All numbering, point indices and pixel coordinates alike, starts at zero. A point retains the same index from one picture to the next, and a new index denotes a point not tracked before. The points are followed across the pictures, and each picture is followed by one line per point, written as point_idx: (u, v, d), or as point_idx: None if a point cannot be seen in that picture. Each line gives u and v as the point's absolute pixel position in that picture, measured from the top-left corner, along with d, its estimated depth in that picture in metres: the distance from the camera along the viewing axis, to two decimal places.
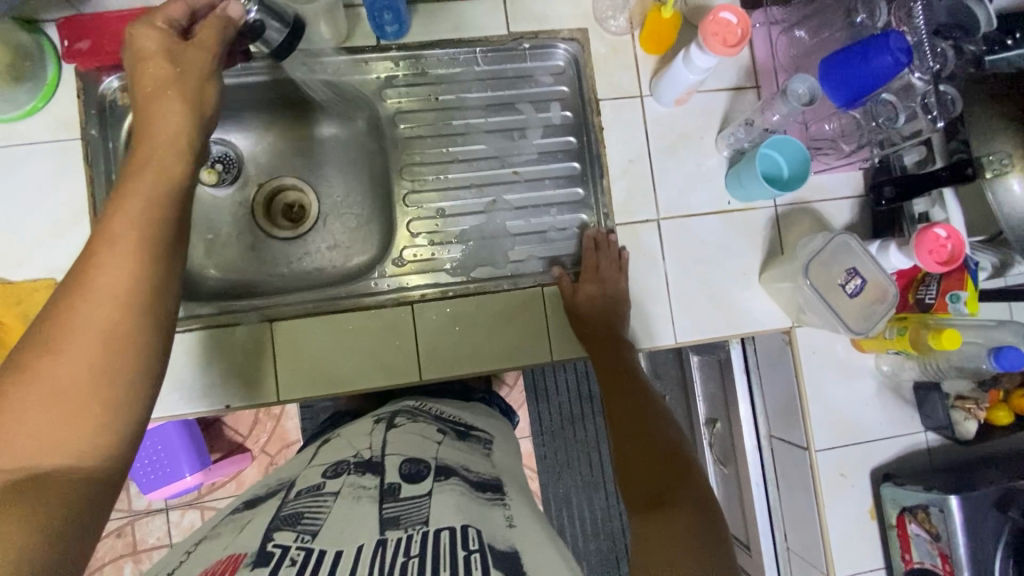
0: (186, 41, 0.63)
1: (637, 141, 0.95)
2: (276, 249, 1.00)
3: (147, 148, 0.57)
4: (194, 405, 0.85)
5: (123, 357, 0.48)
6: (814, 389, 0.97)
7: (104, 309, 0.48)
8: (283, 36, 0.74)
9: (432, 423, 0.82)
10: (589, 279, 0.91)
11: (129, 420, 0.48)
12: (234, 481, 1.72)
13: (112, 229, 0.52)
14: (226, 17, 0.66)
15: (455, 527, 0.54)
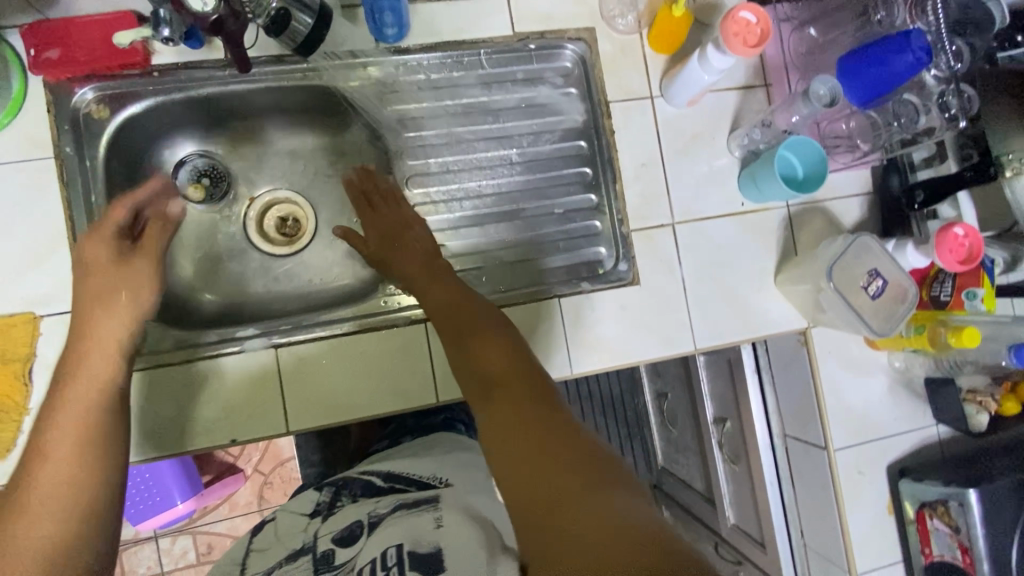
0: (135, 247, 0.78)
1: (649, 144, 0.92)
2: (273, 268, 0.94)
3: (93, 349, 0.69)
4: (194, 443, 0.79)
5: (81, 496, 0.59)
6: (831, 389, 0.97)
7: (67, 441, 0.62)
8: (310, 28, 0.73)
9: (380, 481, 0.81)
10: (380, 215, 0.86)
11: (107, 538, 0.60)
12: (227, 502, 1.67)
13: (62, 416, 0.64)
14: (165, 214, 0.81)
15: (380, 554, 0.61)
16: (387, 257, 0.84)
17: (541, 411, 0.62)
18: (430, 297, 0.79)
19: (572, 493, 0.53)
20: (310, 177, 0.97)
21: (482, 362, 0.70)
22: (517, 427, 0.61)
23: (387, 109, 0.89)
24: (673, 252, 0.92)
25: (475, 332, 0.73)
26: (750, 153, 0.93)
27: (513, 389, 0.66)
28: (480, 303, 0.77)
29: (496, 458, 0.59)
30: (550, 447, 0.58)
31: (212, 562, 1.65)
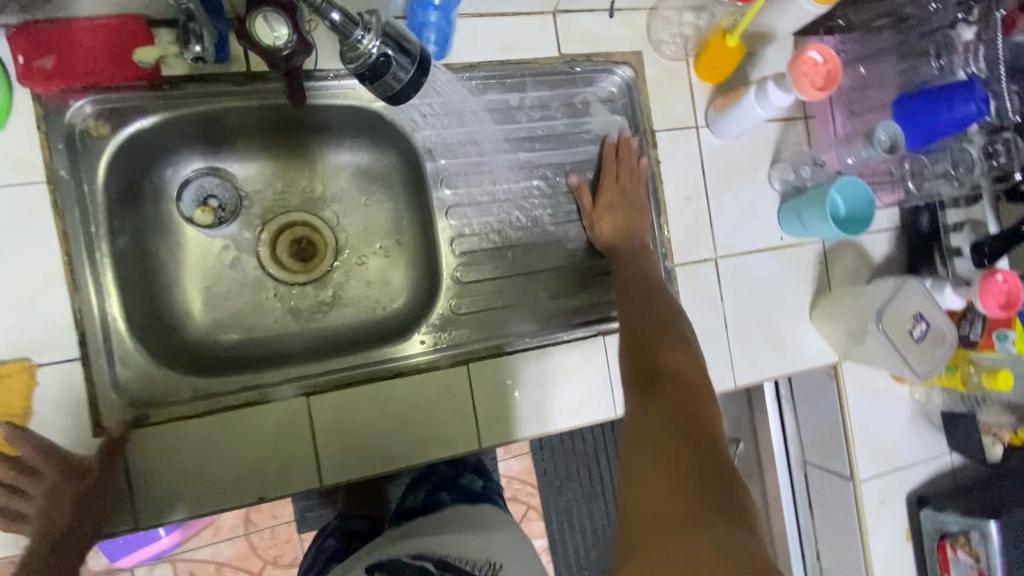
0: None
1: (692, 175, 0.89)
2: (291, 300, 0.86)
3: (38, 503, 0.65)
4: (218, 504, 0.71)
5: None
6: (858, 421, 0.99)
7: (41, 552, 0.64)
8: (409, 74, 0.62)
9: (415, 549, 0.75)
10: (609, 189, 0.85)
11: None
12: (210, 527, 1.57)
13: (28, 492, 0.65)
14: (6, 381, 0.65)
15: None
16: (594, 217, 0.85)
17: (705, 433, 0.59)
18: (633, 305, 0.77)
19: (680, 505, 0.52)
20: (331, 200, 0.89)
21: (638, 360, 0.71)
22: (664, 443, 0.58)
23: (422, 131, 0.82)
24: (715, 287, 0.90)
25: (664, 349, 0.70)
26: (791, 188, 0.92)
27: (671, 390, 0.65)
28: (659, 317, 0.75)
29: (634, 477, 0.56)
30: (688, 456, 0.56)
31: None
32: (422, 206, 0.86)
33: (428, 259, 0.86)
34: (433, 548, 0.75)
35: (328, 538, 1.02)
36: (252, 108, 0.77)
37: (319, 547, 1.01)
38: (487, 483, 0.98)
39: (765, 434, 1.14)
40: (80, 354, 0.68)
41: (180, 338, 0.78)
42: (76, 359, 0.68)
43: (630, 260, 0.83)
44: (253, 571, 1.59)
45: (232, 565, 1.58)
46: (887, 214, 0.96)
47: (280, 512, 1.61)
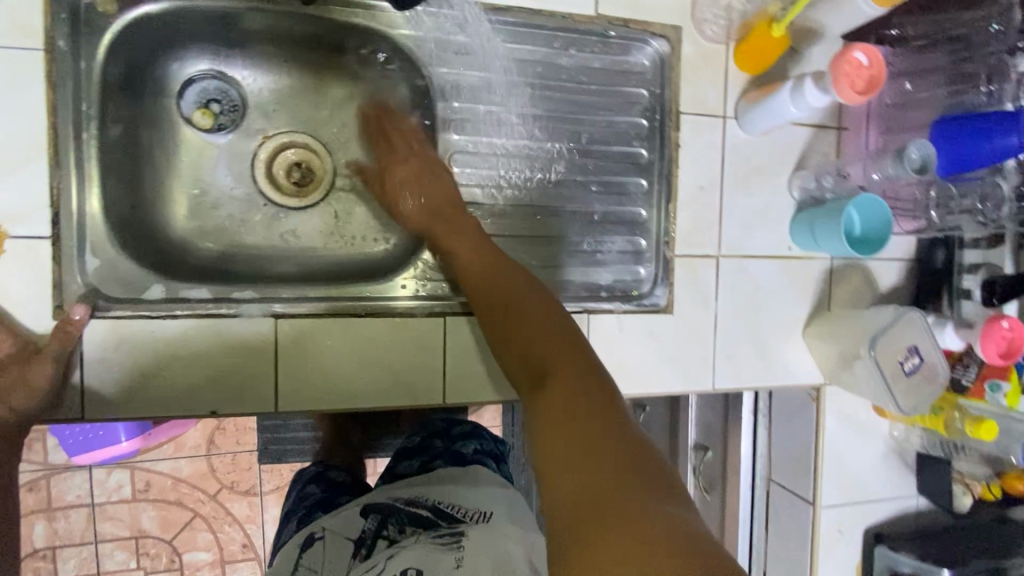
0: None
1: (710, 166, 0.86)
2: (279, 223, 0.84)
3: None
4: (169, 410, 0.70)
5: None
6: (830, 447, 0.96)
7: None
8: None
9: (412, 492, 0.82)
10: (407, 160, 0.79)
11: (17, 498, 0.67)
12: (172, 443, 1.58)
13: None
14: None
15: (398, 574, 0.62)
16: (442, 238, 0.75)
17: (596, 399, 0.53)
18: (482, 296, 0.69)
19: (613, 487, 0.45)
20: (336, 128, 0.86)
21: (525, 349, 0.62)
22: (565, 437, 0.50)
23: (439, 70, 0.79)
24: (712, 286, 0.87)
25: (545, 326, 0.63)
26: (810, 198, 0.88)
27: (560, 377, 0.56)
28: (537, 296, 0.67)
29: (545, 472, 0.49)
30: (589, 422, 0.51)
31: (146, 501, 1.57)
32: (427, 149, 0.83)
33: None
34: (426, 497, 0.80)
35: (310, 486, 1.00)
36: (268, 14, 0.75)
37: (301, 494, 0.99)
38: (480, 446, 0.98)
39: (735, 445, 1.11)
40: (52, 233, 0.66)
41: (158, 238, 0.76)
42: (47, 239, 0.66)
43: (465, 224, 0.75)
44: (208, 491, 1.61)
45: (189, 483, 1.60)
46: (900, 243, 0.93)
47: (244, 440, 1.62)
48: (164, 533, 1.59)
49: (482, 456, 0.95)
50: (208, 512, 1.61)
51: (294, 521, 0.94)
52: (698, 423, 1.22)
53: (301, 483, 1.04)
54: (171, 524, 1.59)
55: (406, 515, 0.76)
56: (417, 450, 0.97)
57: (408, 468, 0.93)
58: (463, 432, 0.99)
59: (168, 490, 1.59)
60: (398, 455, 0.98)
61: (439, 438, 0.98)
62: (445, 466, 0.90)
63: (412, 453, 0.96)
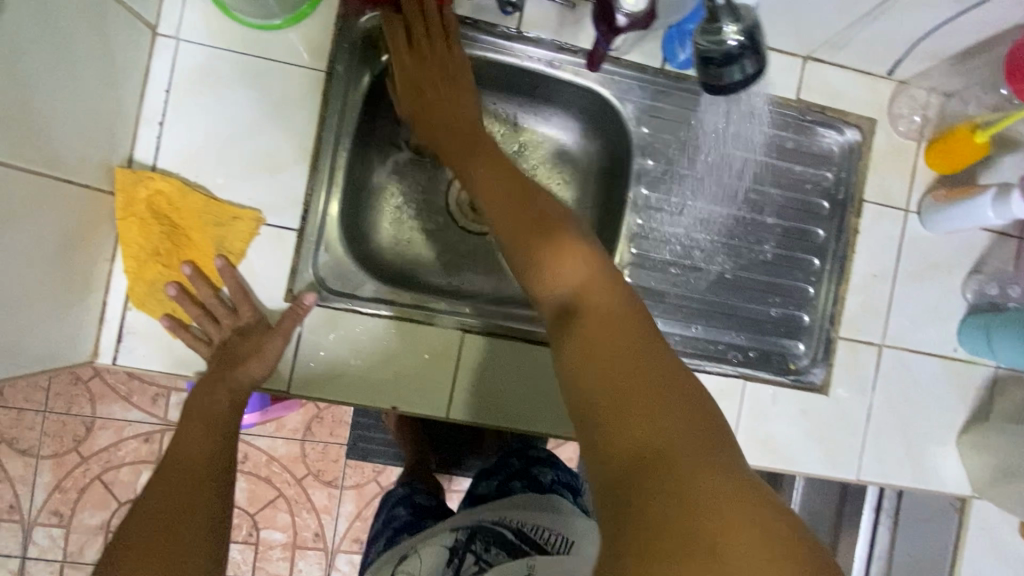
0: (220, 242, 0.74)
1: (886, 256, 0.87)
2: (463, 245, 0.89)
3: (224, 344, 0.72)
4: (358, 398, 0.77)
5: (223, 433, 0.68)
6: (966, 563, 0.93)
7: (220, 391, 0.70)
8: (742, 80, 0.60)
9: (499, 514, 0.81)
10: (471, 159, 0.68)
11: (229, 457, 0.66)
12: (274, 422, 1.68)
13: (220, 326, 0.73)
14: (239, 224, 0.74)
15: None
16: (504, 211, 0.61)
17: (728, 481, 0.39)
18: (588, 301, 0.52)
19: (687, 465, 0.40)
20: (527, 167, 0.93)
21: (592, 349, 0.48)
22: (606, 373, 0.46)
23: (641, 129, 0.85)
24: (872, 374, 0.87)
25: (651, 338, 0.49)
26: (983, 303, 0.88)
27: (675, 463, 0.40)
28: (605, 302, 0.51)
29: (603, 427, 0.44)
30: (702, 427, 0.43)
31: (241, 472, 1.67)
32: (612, 199, 0.89)
33: (598, 250, 0.89)
34: (510, 516, 0.79)
35: (398, 507, 1.03)
36: (500, 61, 0.83)
37: (388, 516, 1.02)
38: (559, 475, 0.95)
39: (851, 540, 1.07)
40: (299, 226, 0.76)
41: (368, 243, 0.84)
42: (294, 230, 0.76)
43: (499, 203, 0.62)
44: (296, 475, 1.69)
45: (281, 462, 1.69)
46: None
47: (337, 432, 1.70)
48: (249, 506, 1.68)
49: (560, 486, 0.92)
50: (291, 495, 1.69)
51: (381, 539, 0.98)
52: None
53: (388, 504, 1.07)
54: (257, 498, 1.68)
55: (493, 533, 0.76)
56: (495, 470, 0.98)
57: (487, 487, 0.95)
58: (542, 458, 0.98)
59: (261, 466, 1.68)
60: (478, 474, 1.01)
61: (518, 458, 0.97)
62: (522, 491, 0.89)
63: (489, 473, 0.98)
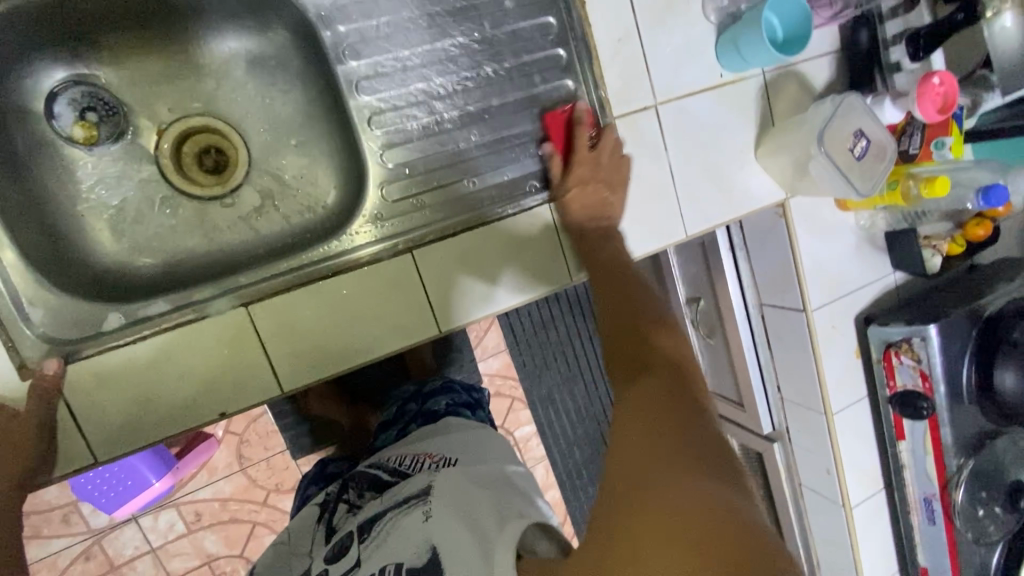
0: None
1: (622, 14, 0.82)
2: (208, 216, 0.81)
3: None
4: (177, 426, 0.69)
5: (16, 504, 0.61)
6: (806, 255, 1.00)
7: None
8: None
9: (394, 458, 0.80)
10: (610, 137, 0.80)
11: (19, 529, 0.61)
12: (203, 470, 1.60)
13: None
14: None
15: (375, 573, 0.58)
16: (586, 251, 0.78)
17: (695, 497, 0.47)
18: (611, 322, 0.67)
19: (655, 496, 0.48)
20: (229, 95, 0.81)
21: (619, 348, 0.64)
22: (643, 421, 0.54)
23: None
24: (658, 136, 0.87)
25: (656, 332, 0.65)
26: (727, 17, 0.86)
27: (661, 379, 0.58)
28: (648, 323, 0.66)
29: (614, 437, 0.55)
30: (664, 470, 0.50)
31: (203, 528, 1.62)
32: (332, 89, 0.78)
33: (350, 150, 0.80)
34: (404, 454, 0.80)
35: (308, 486, 1.02)
36: None
37: (303, 495, 1.01)
38: (453, 400, 1.01)
39: (723, 285, 1.16)
40: None
41: (95, 266, 0.74)
42: None
43: (601, 276, 0.73)
44: (258, 500, 1.65)
45: (236, 499, 1.63)
46: (825, 36, 0.92)
47: (271, 444, 1.63)
48: (232, 549, 1.65)
49: (456, 408, 0.98)
50: (265, 519, 1.66)
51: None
52: (685, 279, 1.29)
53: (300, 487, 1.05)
54: (235, 540, 1.65)
55: (367, 480, 0.78)
56: (394, 419, 1.02)
57: (387, 439, 0.98)
58: (435, 389, 1.04)
59: (219, 512, 1.63)
60: (380, 426, 1.04)
61: (414, 401, 1.03)
62: (421, 428, 0.94)
63: (388, 425, 1.02)
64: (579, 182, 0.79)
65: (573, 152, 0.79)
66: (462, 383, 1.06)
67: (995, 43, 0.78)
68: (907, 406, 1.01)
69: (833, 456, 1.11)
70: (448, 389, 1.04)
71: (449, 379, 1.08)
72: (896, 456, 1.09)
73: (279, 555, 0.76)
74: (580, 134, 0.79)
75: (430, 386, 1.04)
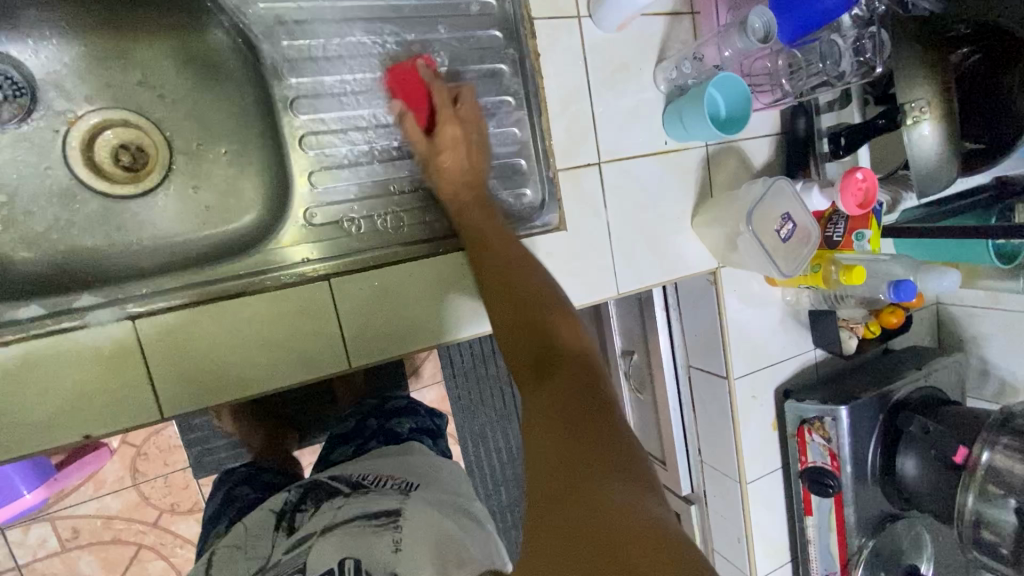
0: None
1: (576, 72, 0.84)
2: (116, 215, 0.75)
3: None
4: (29, 444, 0.62)
5: None
6: (734, 324, 1.02)
7: None
8: None
9: (349, 476, 0.77)
10: (448, 120, 0.75)
11: None
12: (91, 481, 1.46)
13: None
14: None
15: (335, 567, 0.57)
16: (471, 216, 0.75)
17: (613, 500, 0.43)
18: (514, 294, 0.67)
19: (579, 467, 0.45)
20: (160, 90, 0.76)
21: (514, 333, 0.65)
22: (551, 432, 0.49)
23: (256, 9, 0.71)
24: (599, 193, 0.88)
25: (556, 321, 0.64)
26: (676, 88, 0.89)
27: (569, 368, 0.57)
28: (536, 279, 0.68)
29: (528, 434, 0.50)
30: (571, 439, 0.48)
31: (79, 547, 1.47)
32: (268, 101, 0.75)
33: (281, 167, 0.76)
34: (356, 472, 0.78)
35: (239, 486, 0.88)
36: None
37: (229, 496, 0.87)
38: (416, 423, 1.01)
39: (654, 343, 1.17)
40: None
41: None
42: None
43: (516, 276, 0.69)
44: (148, 520, 1.51)
45: (122, 517, 1.49)
46: (767, 118, 0.96)
47: (172, 460, 1.51)
48: None
49: (417, 433, 0.98)
50: (153, 541, 1.52)
51: (219, 523, 0.81)
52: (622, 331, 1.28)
53: (227, 482, 0.91)
54: (114, 564, 1.49)
55: (330, 488, 0.74)
56: (351, 435, 0.99)
57: (342, 454, 0.95)
58: (399, 408, 1.03)
59: (101, 531, 1.48)
60: (333, 441, 1.00)
61: (376, 416, 1.01)
62: (380, 446, 0.92)
63: (345, 439, 0.98)
64: (449, 146, 0.74)
65: (435, 115, 0.75)
66: (426, 408, 1.06)
67: (913, 150, 0.81)
68: (816, 482, 1.03)
69: (744, 525, 1.12)
70: (412, 409, 1.04)
71: (407, 398, 1.07)
72: (804, 530, 1.10)
73: (223, 557, 0.68)
74: (438, 92, 0.75)
75: (393, 405, 1.03)
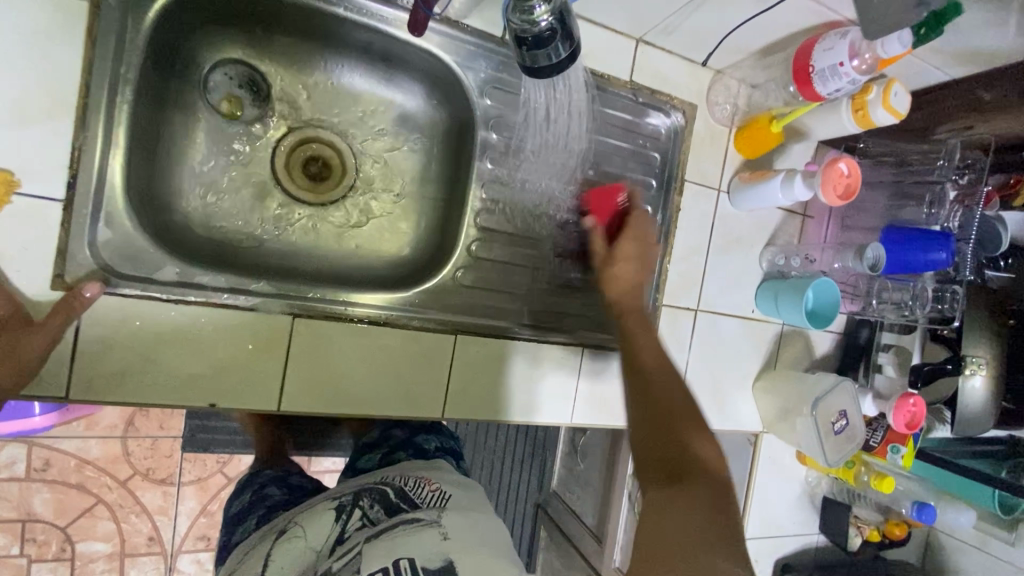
0: None
1: (701, 232, 0.97)
2: (290, 215, 0.83)
3: None
4: (162, 396, 0.67)
5: None
6: (758, 485, 1.09)
7: None
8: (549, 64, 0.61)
9: (386, 480, 0.81)
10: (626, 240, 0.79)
11: None
12: (84, 420, 1.44)
13: None
14: None
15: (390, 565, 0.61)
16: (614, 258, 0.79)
17: (715, 568, 0.53)
18: (634, 382, 0.68)
19: (683, 549, 0.54)
20: (366, 128, 0.87)
21: (645, 390, 0.66)
22: (686, 513, 0.56)
23: (482, 101, 0.83)
24: (687, 336, 0.98)
25: (653, 378, 0.67)
26: (775, 271, 1.02)
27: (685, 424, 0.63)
28: (644, 334, 0.72)
29: (649, 523, 0.57)
30: (707, 527, 0.56)
31: (43, 481, 1.42)
32: (456, 171, 0.86)
33: (443, 226, 0.86)
34: (393, 478, 0.82)
35: (268, 486, 0.92)
36: (321, 12, 0.75)
37: (259, 494, 0.90)
38: (439, 443, 1.01)
39: None
40: (68, 198, 0.62)
41: (169, 212, 0.74)
42: (57, 201, 0.62)
43: (633, 324, 0.73)
44: (118, 477, 1.48)
45: (96, 465, 1.46)
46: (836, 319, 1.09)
47: (168, 425, 1.51)
48: (57, 519, 1.44)
49: (442, 453, 0.98)
50: (113, 500, 1.47)
51: (249, 520, 0.85)
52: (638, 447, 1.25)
53: (254, 484, 0.94)
54: (66, 509, 1.44)
55: (376, 492, 0.78)
56: (377, 443, 1.00)
57: (369, 461, 0.96)
58: (422, 428, 1.04)
59: (70, 472, 1.44)
60: (358, 451, 1.01)
61: (400, 429, 1.01)
62: (407, 460, 0.93)
63: (373, 446, 0.99)
64: (623, 259, 0.78)
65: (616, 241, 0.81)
66: (448, 429, 1.06)
67: (965, 398, 0.92)
68: None
69: None
70: (434, 430, 1.04)
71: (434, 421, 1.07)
72: None
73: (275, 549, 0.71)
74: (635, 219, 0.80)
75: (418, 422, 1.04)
